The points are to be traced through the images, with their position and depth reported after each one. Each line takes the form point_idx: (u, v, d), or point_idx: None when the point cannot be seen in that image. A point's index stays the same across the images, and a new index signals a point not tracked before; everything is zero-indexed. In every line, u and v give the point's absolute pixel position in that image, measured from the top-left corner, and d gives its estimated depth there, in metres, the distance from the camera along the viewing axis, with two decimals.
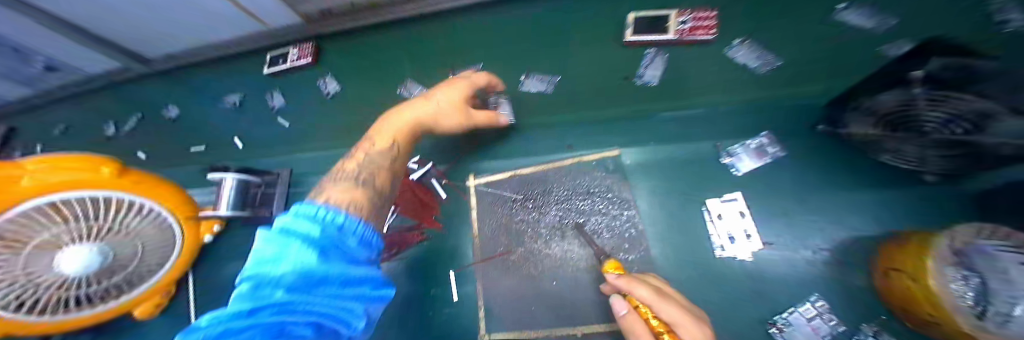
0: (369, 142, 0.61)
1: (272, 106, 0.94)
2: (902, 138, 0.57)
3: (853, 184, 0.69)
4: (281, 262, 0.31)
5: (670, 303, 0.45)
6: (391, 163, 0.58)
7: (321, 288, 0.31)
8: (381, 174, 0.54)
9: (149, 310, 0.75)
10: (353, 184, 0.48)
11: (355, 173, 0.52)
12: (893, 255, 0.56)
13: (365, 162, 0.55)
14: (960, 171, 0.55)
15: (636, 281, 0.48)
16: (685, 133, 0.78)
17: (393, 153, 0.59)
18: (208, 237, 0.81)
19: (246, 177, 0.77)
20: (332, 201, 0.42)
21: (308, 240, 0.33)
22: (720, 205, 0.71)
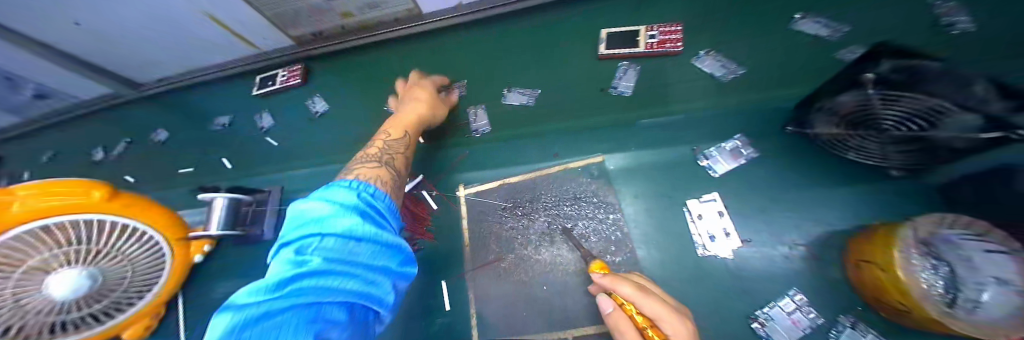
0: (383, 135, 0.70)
1: (261, 127, 0.95)
2: (864, 135, 0.61)
3: (824, 181, 0.73)
4: (327, 223, 0.39)
5: (654, 298, 0.45)
6: (406, 150, 0.68)
7: (353, 257, 0.37)
8: (399, 158, 0.66)
9: (138, 333, 0.72)
10: (377, 164, 0.60)
11: (377, 158, 0.62)
12: (861, 246, 0.59)
13: (385, 148, 0.65)
14: (920, 165, 0.59)
15: (619, 277, 0.49)
16: (664, 139, 0.82)
17: (405, 141, 0.69)
18: (198, 257, 0.81)
19: (237, 196, 0.78)
20: (361, 177, 0.54)
21: (348, 205, 0.42)
22: (699, 206, 0.73)
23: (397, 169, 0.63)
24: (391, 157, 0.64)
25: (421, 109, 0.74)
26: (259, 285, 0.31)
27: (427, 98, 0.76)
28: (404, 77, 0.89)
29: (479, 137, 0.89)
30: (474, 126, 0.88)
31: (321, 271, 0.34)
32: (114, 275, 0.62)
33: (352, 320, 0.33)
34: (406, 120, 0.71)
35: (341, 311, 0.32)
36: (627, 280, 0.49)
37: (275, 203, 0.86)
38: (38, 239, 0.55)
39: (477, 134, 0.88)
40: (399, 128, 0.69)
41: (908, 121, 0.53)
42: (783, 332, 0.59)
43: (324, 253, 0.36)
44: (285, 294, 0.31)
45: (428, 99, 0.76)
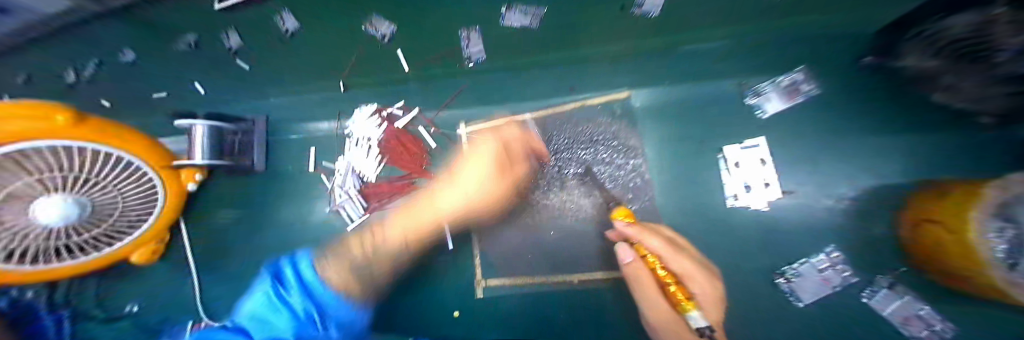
0: (390, 221, 0.65)
1: (229, 48, 0.70)
2: (960, 73, 0.43)
3: (900, 126, 0.59)
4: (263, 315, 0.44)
5: (680, 256, 0.52)
6: (399, 253, 0.62)
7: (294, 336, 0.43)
8: (382, 264, 0.60)
9: (147, 257, 0.74)
10: (350, 262, 0.56)
11: (359, 255, 0.58)
12: (929, 202, 0.49)
13: (375, 245, 0.61)
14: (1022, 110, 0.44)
15: (649, 232, 0.53)
16: (712, 67, 0.65)
17: (400, 249, 0.62)
18: (192, 186, 0.76)
19: (219, 124, 0.69)
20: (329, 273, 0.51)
21: (287, 304, 0.45)
22: (738, 153, 0.63)
23: (376, 274, 0.59)
24: (370, 264, 0.58)
25: (467, 184, 0.66)
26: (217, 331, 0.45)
27: (468, 186, 0.66)
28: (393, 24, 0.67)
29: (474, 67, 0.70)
30: (468, 53, 0.67)
31: None
32: (105, 204, 0.58)
33: None
34: (413, 224, 0.64)
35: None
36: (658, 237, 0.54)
37: (262, 134, 0.81)
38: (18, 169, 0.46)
39: (471, 62, 0.70)
40: (401, 233, 0.63)
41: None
42: (808, 288, 0.57)
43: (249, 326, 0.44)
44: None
45: (481, 193, 0.66)
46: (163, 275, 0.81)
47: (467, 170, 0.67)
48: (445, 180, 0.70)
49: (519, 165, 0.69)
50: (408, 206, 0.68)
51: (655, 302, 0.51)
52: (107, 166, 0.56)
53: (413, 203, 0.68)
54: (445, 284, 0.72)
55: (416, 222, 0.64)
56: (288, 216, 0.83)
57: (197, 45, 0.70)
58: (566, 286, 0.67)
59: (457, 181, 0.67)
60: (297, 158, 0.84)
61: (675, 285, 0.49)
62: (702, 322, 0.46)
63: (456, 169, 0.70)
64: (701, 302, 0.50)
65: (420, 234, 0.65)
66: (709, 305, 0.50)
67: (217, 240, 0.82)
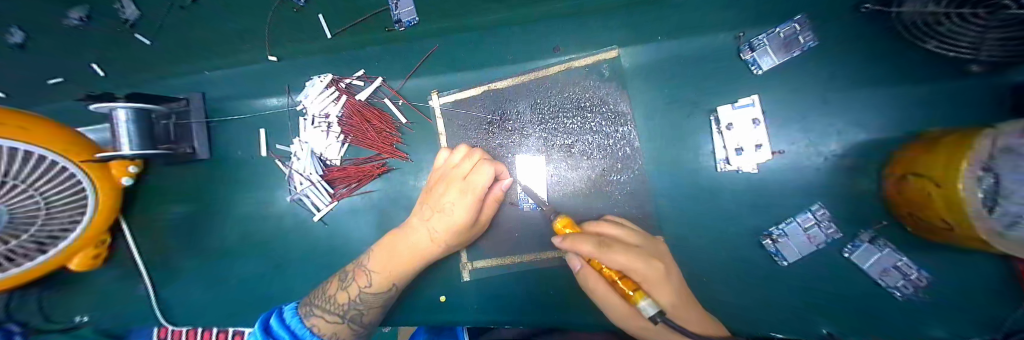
0: (364, 273, 0.57)
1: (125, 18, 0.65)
2: (966, 19, 0.41)
3: (893, 77, 0.56)
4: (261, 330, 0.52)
5: (618, 250, 0.44)
6: (384, 301, 0.58)
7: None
8: (373, 311, 0.58)
9: (88, 263, 0.66)
10: (337, 318, 0.55)
11: (344, 309, 0.56)
12: (916, 154, 0.47)
13: (358, 298, 0.56)
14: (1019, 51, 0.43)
15: (580, 237, 0.44)
16: (701, 18, 0.60)
17: (387, 295, 0.57)
18: (127, 180, 0.66)
19: (147, 106, 0.58)
20: (318, 331, 0.53)
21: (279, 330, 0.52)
22: (731, 113, 0.59)
23: (365, 321, 0.57)
24: (359, 314, 0.56)
25: (436, 233, 0.57)
26: None
27: (441, 233, 0.57)
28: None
29: (405, 31, 0.64)
30: (395, 15, 0.61)
31: None
32: (27, 208, 0.50)
33: None
34: (395, 270, 0.57)
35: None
36: (590, 237, 0.45)
37: (200, 116, 0.71)
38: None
39: (401, 27, 0.63)
40: (387, 280, 0.57)
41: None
42: (792, 246, 0.57)
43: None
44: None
45: (447, 230, 0.56)
46: (116, 279, 0.74)
47: (433, 220, 0.57)
48: (422, 211, 0.60)
49: (484, 207, 0.59)
50: (382, 245, 0.59)
51: (610, 300, 0.46)
52: (24, 164, 0.49)
53: (382, 247, 0.59)
54: (430, 269, 0.69)
55: (394, 264, 0.57)
56: (249, 208, 0.75)
57: (89, 19, 0.65)
58: (554, 262, 0.65)
59: (429, 218, 0.58)
60: (249, 142, 0.75)
61: (621, 281, 0.43)
62: (653, 310, 0.39)
63: (425, 213, 0.59)
64: (648, 288, 0.43)
65: (402, 272, 0.57)
66: (658, 287, 0.44)
67: (171, 238, 0.75)
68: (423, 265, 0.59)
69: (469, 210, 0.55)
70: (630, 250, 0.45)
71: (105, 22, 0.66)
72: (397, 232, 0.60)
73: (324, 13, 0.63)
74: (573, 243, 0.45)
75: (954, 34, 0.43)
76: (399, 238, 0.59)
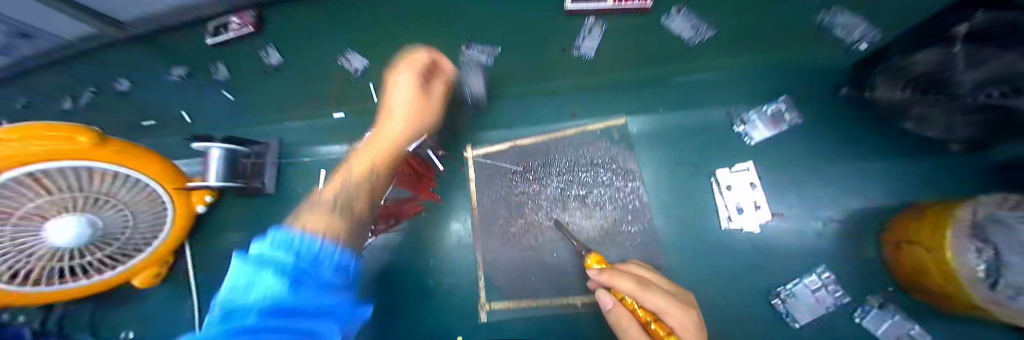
0: (345, 171, 0.59)
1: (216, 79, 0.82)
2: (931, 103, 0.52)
3: (867, 153, 0.66)
4: (249, 290, 0.30)
5: (657, 292, 0.46)
6: (367, 193, 0.57)
7: (297, 313, 0.31)
8: (357, 204, 0.54)
9: (149, 280, 0.75)
10: (328, 211, 0.47)
11: (327, 202, 0.51)
12: (907, 224, 0.53)
13: (341, 190, 0.54)
14: (988, 137, 0.52)
15: (618, 273, 0.48)
16: (695, 97, 0.73)
17: (366, 184, 0.58)
18: (201, 208, 0.77)
19: (235, 147, 0.73)
20: (310, 228, 0.40)
21: (280, 266, 0.32)
22: (730, 176, 0.67)
23: (354, 219, 0.51)
24: (344, 206, 0.51)
25: (398, 119, 0.63)
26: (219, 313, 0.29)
27: (402, 121, 0.63)
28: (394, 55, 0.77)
29: None
30: None
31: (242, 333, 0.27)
32: (116, 222, 0.61)
33: None
34: (369, 157, 0.59)
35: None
36: (629, 275, 0.48)
37: (275, 156, 0.85)
38: (32, 187, 0.51)
39: None
40: (364, 166, 0.58)
41: (987, 87, 0.43)
42: (803, 309, 0.58)
43: (264, 302, 0.29)
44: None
45: (404, 110, 0.63)
46: (164, 298, 0.81)
47: (394, 107, 0.63)
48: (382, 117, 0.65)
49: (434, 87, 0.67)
50: (353, 156, 0.62)
51: None
52: (124, 186, 0.61)
53: (354, 155, 0.62)
54: (449, 308, 0.72)
55: (369, 154, 0.60)
56: None
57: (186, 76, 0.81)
58: (570, 308, 0.68)
59: (393, 113, 0.63)
60: (309, 180, 0.87)
61: (655, 322, 0.46)
62: None
63: (386, 112, 0.64)
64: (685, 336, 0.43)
65: (381, 157, 0.60)
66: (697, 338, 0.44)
67: (219, 262, 0.83)
68: (397, 147, 0.64)
69: (414, 82, 0.63)
70: (669, 296, 0.46)
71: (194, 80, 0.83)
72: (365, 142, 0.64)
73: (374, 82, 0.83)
74: (610, 276, 0.49)
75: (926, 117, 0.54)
76: (370, 139, 0.63)
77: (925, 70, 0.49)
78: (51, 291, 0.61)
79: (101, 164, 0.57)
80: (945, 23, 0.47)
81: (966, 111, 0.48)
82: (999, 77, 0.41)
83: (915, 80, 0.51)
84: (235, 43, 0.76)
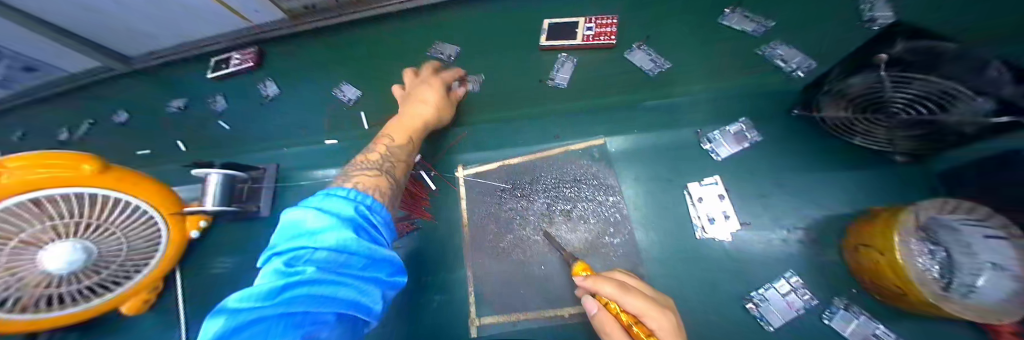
0: (386, 138, 0.69)
1: (215, 109, 0.98)
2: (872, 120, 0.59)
3: (824, 165, 0.72)
4: (319, 236, 0.39)
5: (636, 295, 0.47)
6: (407, 156, 0.68)
7: (347, 268, 0.38)
8: (401, 165, 0.66)
9: (138, 306, 0.75)
10: (377, 172, 0.60)
11: (378, 164, 0.63)
12: (862, 228, 0.57)
13: (386, 154, 0.65)
14: (930, 148, 0.58)
15: (602, 278, 0.50)
16: (666, 119, 0.81)
17: (407, 150, 0.69)
18: (195, 233, 0.80)
19: (231, 172, 0.77)
20: (359, 187, 0.55)
21: (343, 217, 0.43)
22: (700, 189, 0.73)
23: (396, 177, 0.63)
24: (392, 166, 0.64)
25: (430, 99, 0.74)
26: (252, 292, 0.32)
27: (435, 103, 0.74)
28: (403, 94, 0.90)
29: None
30: None
31: (311, 284, 0.34)
32: (108, 247, 0.62)
33: (340, 321, 0.35)
34: (408, 127, 0.70)
35: (329, 318, 0.34)
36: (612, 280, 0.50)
37: (272, 181, 0.88)
38: (29, 213, 0.54)
39: None
40: (404, 134, 0.70)
41: (914, 104, 0.53)
42: (776, 312, 0.61)
43: (319, 262, 0.36)
44: (278, 303, 0.32)
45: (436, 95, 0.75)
46: (144, 328, 0.79)
47: (428, 91, 0.75)
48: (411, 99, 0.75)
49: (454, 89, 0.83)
50: (391, 125, 0.72)
51: None
52: (121, 212, 0.63)
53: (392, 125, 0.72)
54: (440, 325, 0.73)
55: (407, 126, 0.71)
56: None
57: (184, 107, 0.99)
58: (558, 322, 0.69)
59: (425, 97, 0.74)
60: None
61: (637, 325, 0.48)
62: None
63: (419, 95, 0.74)
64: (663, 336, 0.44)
65: (414, 129, 0.71)
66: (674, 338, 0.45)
67: (208, 288, 0.83)
68: (428, 124, 0.74)
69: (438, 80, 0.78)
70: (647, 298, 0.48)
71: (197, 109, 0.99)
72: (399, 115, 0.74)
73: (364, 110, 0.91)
74: (594, 281, 0.50)
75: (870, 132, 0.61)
76: (404, 113, 0.72)
77: (860, 91, 0.56)
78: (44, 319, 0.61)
79: (99, 190, 0.59)
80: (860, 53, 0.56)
81: (903, 126, 0.57)
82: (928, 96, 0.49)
83: (854, 100, 0.59)
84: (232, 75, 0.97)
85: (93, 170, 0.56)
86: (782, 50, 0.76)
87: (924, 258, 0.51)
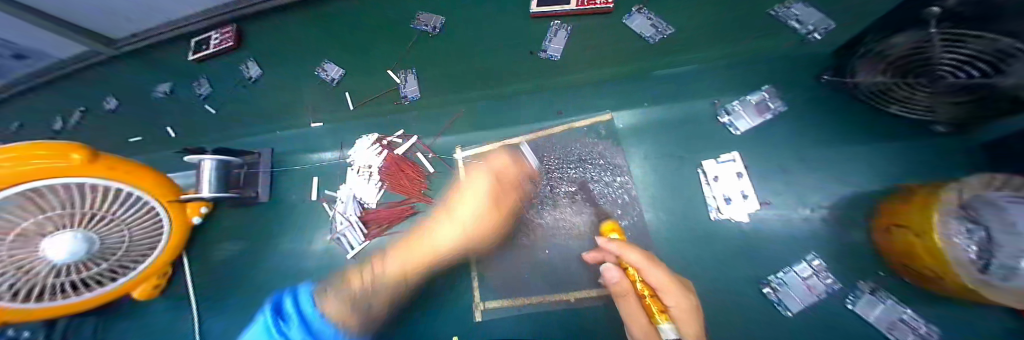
0: (387, 256, 0.68)
1: (199, 94, 0.95)
2: (916, 84, 0.51)
3: (857, 138, 0.65)
4: None
5: (662, 270, 0.48)
6: (389, 293, 0.66)
7: None
8: (379, 300, 0.64)
9: (149, 291, 0.77)
10: (353, 298, 0.60)
11: (360, 292, 0.62)
12: (897, 206, 0.52)
13: (370, 285, 0.63)
14: (972, 119, 0.51)
15: (631, 247, 0.51)
16: (680, 92, 0.74)
17: (398, 284, 0.66)
18: (197, 219, 0.79)
19: (227, 158, 0.75)
20: (330, 313, 0.55)
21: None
22: (716, 167, 0.67)
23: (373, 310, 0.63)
24: (371, 301, 0.63)
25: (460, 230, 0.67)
26: None
27: (463, 224, 0.68)
28: (390, 70, 0.86)
29: (407, 104, 0.86)
30: (403, 93, 0.84)
31: None
32: (112, 237, 0.61)
33: None
34: (418, 261, 0.67)
35: None
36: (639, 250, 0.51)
37: (268, 166, 0.86)
38: (32, 205, 0.52)
39: (406, 100, 0.85)
40: (400, 264, 0.66)
41: (967, 67, 0.44)
42: (795, 297, 0.58)
43: None
44: None
45: (475, 221, 0.68)
46: (165, 309, 0.82)
47: (461, 214, 0.68)
48: (446, 212, 0.72)
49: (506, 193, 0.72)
50: (410, 238, 0.71)
51: (631, 309, 0.49)
52: (120, 202, 0.61)
53: (413, 237, 0.70)
54: (443, 308, 0.72)
55: (414, 256, 0.67)
56: (287, 246, 0.83)
57: (169, 93, 0.97)
58: (563, 306, 0.67)
59: (453, 217, 0.69)
60: (302, 189, 0.87)
61: None
62: None
63: (450, 209, 0.71)
64: (677, 315, 0.45)
65: (422, 264, 0.67)
66: (690, 319, 0.45)
67: (216, 272, 0.84)
68: (440, 260, 0.69)
69: (488, 200, 0.69)
70: (671, 275, 0.49)
71: (184, 93, 0.96)
72: (426, 226, 0.71)
73: (354, 91, 0.87)
74: (622, 247, 0.51)
75: (912, 98, 0.53)
76: (431, 229, 0.70)
77: (904, 52, 0.48)
78: (56, 305, 0.62)
79: (98, 180, 0.57)
80: (904, 6, 0.47)
81: (950, 93, 0.48)
82: (988, 54, 0.40)
83: (896, 64, 0.51)
84: (214, 57, 0.93)
85: (83, 160, 0.54)
86: (798, 9, 0.69)
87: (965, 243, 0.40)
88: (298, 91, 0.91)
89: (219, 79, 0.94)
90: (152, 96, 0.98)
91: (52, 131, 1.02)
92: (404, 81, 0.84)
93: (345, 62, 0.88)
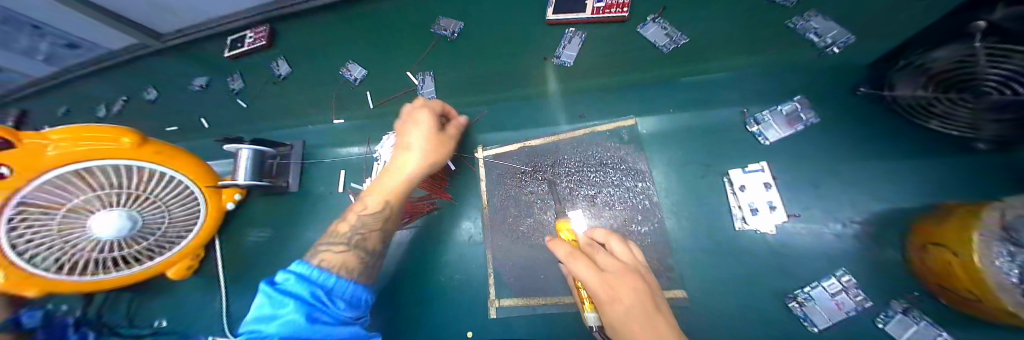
0: (363, 202, 0.63)
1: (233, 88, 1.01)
2: (956, 101, 0.49)
3: (891, 153, 0.63)
4: (274, 320, 0.43)
5: (585, 262, 0.43)
6: (381, 223, 0.61)
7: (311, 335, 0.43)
8: (374, 235, 0.60)
9: (181, 273, 0.79)
10: (346, 246, 0.57)
11: (348, 236, 0.59)
12: (933, 225, 0.50)
13: (358, 223, 0.60)
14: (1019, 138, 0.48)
15: (559, 241, 0.48)
16: (702, 102, 0.75)
17: (381, 215, 0.61)
18: (230, 205, 0.82)
19: (261, 148, 0.78)
20: (325, 264, 0.53)
21: (302, 300, 0.45)
22: (743, 176, 0.66)
23: (370, 248, 0.59)
24: (362, 238, 0.59)
25: (415, 156, 0.63)
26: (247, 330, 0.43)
27: (419, 151, 0.63)
28: (411, 72, 0.89)
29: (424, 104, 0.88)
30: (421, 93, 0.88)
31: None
32: (152, 216, 0.65)
33: None
34: (390, 189, 0.61)
35: None
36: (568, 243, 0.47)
37: (299, 158, 0.90)
38: (78, 182, 0.57)
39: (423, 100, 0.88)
40: (377, 199, 0.61)
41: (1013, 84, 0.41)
42: (823, 313, 0.56)
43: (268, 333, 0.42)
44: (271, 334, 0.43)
45: (425, 148, 0.63)
46: (195, 289, 0.87)
47: (412, 140, 0.64)
48: (400, 148, 0.65)
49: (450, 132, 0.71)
50: (376, 181, 0.64)
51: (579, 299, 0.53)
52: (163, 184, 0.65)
53: (379, 178, 0.65)
54: (460, 301, 0.74)
55: (383, 186, 0.62)
56: (310, 234, 0.86)
57: (205, 87, 1.03)
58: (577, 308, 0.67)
59: (407, 147, 0.63)
60: (327, 181, 0.91)
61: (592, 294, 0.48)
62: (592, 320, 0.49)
63: (403, 142, 0.64)
64: (602, 304, 0.40)
65: (394, 193, 0.61)
66: (631, 317, 0.37)
67: (243, 257, 0.88)
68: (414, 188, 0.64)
69: (429, 129, 0.65)
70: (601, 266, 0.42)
71: (220, 87, 1.02)
72: (388, 165, 0.65)
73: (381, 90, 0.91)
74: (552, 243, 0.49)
75: (952, 114, 0.51)
76: (390, 165, 0.65)
77: (947, 66, 0.46)
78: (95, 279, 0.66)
79: (146, 163, 0.63)
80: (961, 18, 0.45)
81: (993, 110, 0.45)
82: None
83: (937, 78, 0.49)
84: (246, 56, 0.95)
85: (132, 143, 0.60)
86: (816, 22, 0.66)
87: (1006, 265, 0.34)
88: (326, 88, 0.94)
89: (252, 74, 0.99)
90: (190, 89, 1.05)
91: (99, 118, 1.10)
92: (421, 81, 0.88)
93: (370, 62, 0.91)
